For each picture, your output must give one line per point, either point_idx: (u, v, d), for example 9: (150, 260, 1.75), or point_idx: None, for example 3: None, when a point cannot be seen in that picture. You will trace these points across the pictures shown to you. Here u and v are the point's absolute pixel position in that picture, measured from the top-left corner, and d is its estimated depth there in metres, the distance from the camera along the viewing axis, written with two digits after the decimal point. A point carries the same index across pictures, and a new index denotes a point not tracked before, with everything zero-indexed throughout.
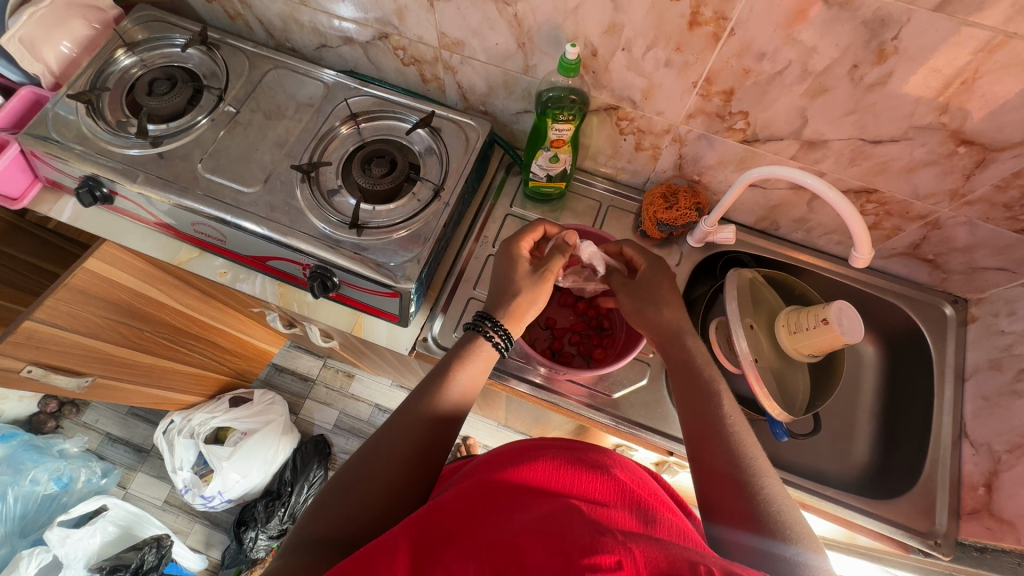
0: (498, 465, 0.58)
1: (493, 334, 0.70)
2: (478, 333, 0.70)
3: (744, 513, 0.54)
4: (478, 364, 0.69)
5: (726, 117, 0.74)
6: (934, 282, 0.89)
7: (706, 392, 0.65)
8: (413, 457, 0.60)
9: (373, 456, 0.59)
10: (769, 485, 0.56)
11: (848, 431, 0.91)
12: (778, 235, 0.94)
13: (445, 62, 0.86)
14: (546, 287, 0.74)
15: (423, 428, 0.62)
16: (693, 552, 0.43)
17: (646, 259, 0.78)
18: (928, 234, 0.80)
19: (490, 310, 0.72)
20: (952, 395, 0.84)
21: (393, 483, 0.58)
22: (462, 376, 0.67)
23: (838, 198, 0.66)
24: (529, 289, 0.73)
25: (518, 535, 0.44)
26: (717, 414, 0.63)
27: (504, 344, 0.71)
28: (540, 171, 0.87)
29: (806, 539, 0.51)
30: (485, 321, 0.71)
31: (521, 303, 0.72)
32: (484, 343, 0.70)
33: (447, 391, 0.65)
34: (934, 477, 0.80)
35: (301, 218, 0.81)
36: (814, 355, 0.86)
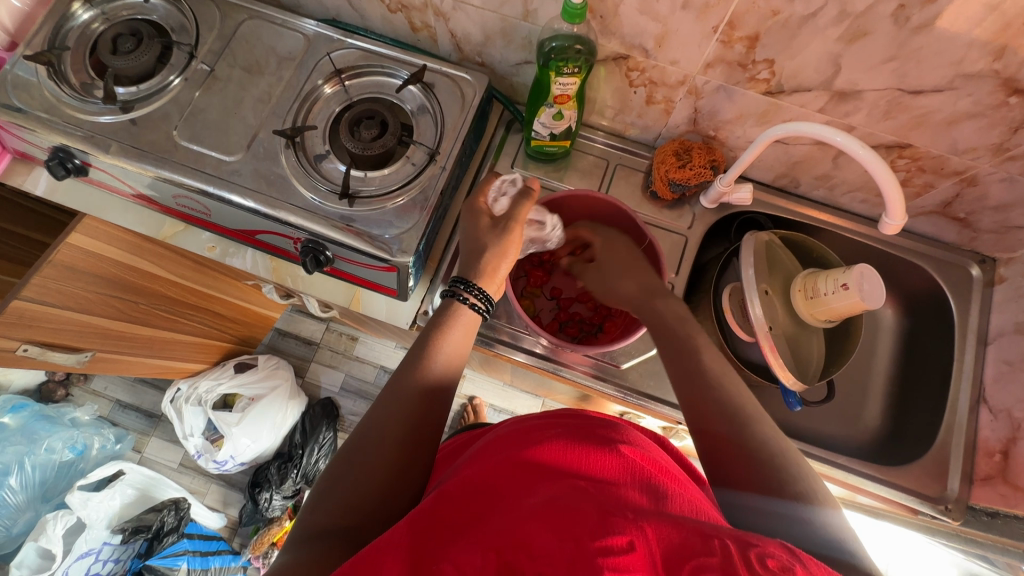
0: (506, 446, 0.56)
1: (468, 297, 0.66)
2: (454, 299, 0.66)
3: (759, 480, 0.51)
4: (460, 333, 0.64)
5: (749, 66, 0.67)
6: (962, 241, 0.84)
7: (706, 361, 0.61)
8: (413, 435, 0.57)
9: (362, 446, 0.55)
10: (784, 452, 0.53)
11: (861, 396, 0.88)
12: (797, 194, 0.88)
13: (435, 8, 0.77)
14: (513, 238, 0.69)
15: (415, 411, 0.58)
16: (706, 524, 0.42)
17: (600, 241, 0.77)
18: (962, 191, 0.74)
19: (467, 272, 0.67)
20: (973, 359, 0.81)
21: (381, 471, 0.54)
22: (448, 347, 0.63)
23: (869, 156, 0.60)
24: (494, 244, 0.68)
25: (527, 521, 0.42)
26: (723, 385, 0.58)
27: (484, 307, 0.67)
28: (542, 129, 0.81)
29: (830, 506, 0.49)
30: (458, 286, 0.66)
31: (491, 260, 0.68)
32: (463, 309, 0.65)
33: (433, 361, 0.61)
34: (949, 442, 0.78)
35: (288, 189, 0.75)
36: (830, 321, 0.83)
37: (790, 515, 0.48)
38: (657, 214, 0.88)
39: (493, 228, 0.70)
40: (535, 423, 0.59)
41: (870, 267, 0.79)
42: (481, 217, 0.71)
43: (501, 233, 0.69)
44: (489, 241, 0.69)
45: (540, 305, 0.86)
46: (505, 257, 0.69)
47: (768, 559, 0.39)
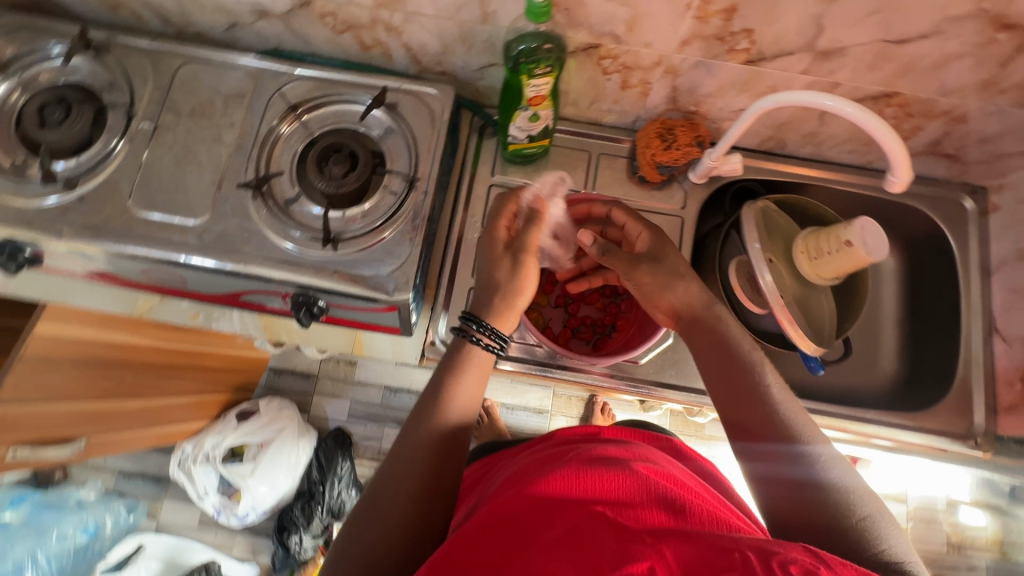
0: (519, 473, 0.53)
1: (480, 337, 0.60)
2: (465, 339, 0.61)
3: (805, 486, 0.49)
4: (477, 375, 0.60)
5: (727, 38, 0.64)
6: (951, 176, 0.84)
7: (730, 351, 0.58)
8: (433, 484, 0.54)
9: (379, 495, 0.53)
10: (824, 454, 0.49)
11: (874, 344, 0.89)
12: (785, 153, 0.86)
13: (385, 23, 0.72)
14: (530, 276, 0.63)
15: (434, 454, 0.55)
16: (723, 537, 0.40)
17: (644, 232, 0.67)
18: (951, 129, 0.73)
19: (476, 307, 0.62)
20: (979, 291, 0.82)
21: (399, 520, 0.51)
22: (462, 391, 0.59)
23: (864, 117, 0.59)
24: (510, 279, 0.63)
25: (549, 559, 0.40)
26: (752, 379, 0.54)
27: (498, 345, 0.61)
28: (518, 132, 0.77)
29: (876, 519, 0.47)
30: (469, 325, 0.61)
31: (507, 298, 0.62)
32: (476, 349, 0.60)
33: (450, 403, 0.58)
34: (969, 377, 0.79)
35: (266, 244, 0.71)
36: (835, 278, 0.82)
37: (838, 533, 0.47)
38: (648, 198, 0.86)
39: (492, 257, 0.64)
40: (559, 453, 0.57)
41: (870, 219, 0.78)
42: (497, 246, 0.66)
43: (521, 268, 0.63)
44: (511, 276, 0.63)
45: (550, 314, 0.84)
46: (525, 294, 0.63)
47: (788, 564, 0.37)
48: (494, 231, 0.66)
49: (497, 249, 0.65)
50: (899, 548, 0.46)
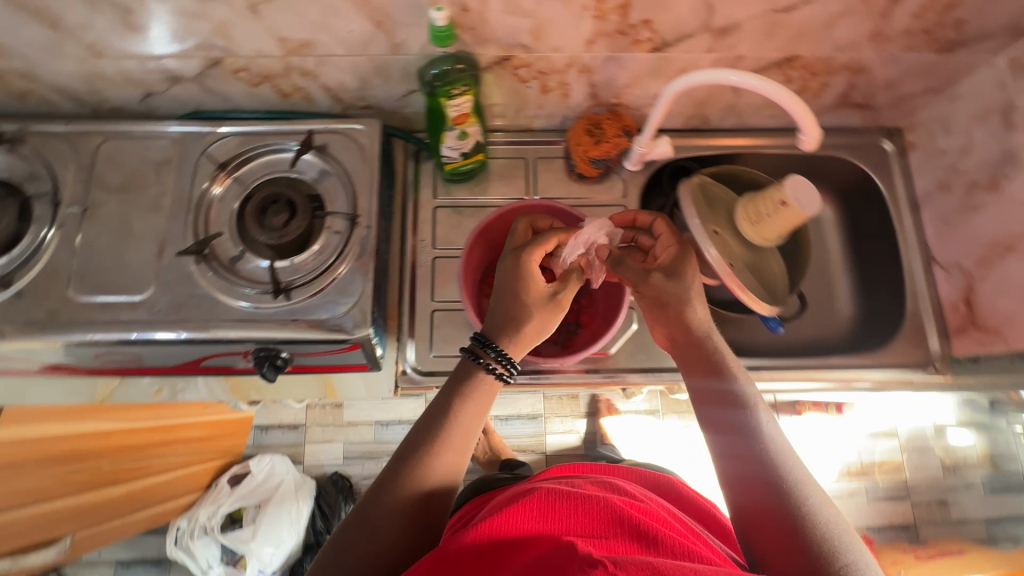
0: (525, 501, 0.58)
1: (493, 363, 0.60)
2: (476, 362, 0.60)
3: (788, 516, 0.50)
4: (482, 405, 0.60)
5: (628, 32, 0.66)
6: (868, 122, 0.88)
7: (718, 359, 0.63)
8: (424, 506, 0.54)
9: (369, 507, 0.54)
10: (811, 496, 0.51)
11: (828, 292, 0.92)
12: (711, 128, 0.89)
13: (299, 69, 0.72)
14: (557, 314, 0.63)
15: (431, 480, 0.55)
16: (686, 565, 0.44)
17: (670, 253, 0.68)
18: (855, 80, 0.77)
19: (492, 331, 0.62)
20: (913, 225, 0.86)
21: (388, 533, 0.52)
22: (463, 416, 0.58)
23: (763, 84, 0.63)
24: (537, 313, 0.62)
25: None
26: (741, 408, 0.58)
27: (508, 371, 0.61)
28: (450, 152, 0.78)
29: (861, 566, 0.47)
30: (485, 348, 0.60)
31: (528, 330, 0.62)
32: (485, 375, 0.60)
33: (449, 430, 0.57)
34: (919, 307, 0.83)
35: (216, 306, 0.70)
36: (779, 237, 0.85)
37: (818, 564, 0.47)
38: (590, 194, 0.88)
39: (510, 272, 0.63)
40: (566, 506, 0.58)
41: (800, 177, 0.81)
42: (534, 278, 0.63)
43: (552, 312, 0.62)
44: (539, 308, 0.62)
45: None
46: (544, 333, 0.64)
47: None
48: (528, 258, 0.63)
49: (524, 270, 0.62)
50: None
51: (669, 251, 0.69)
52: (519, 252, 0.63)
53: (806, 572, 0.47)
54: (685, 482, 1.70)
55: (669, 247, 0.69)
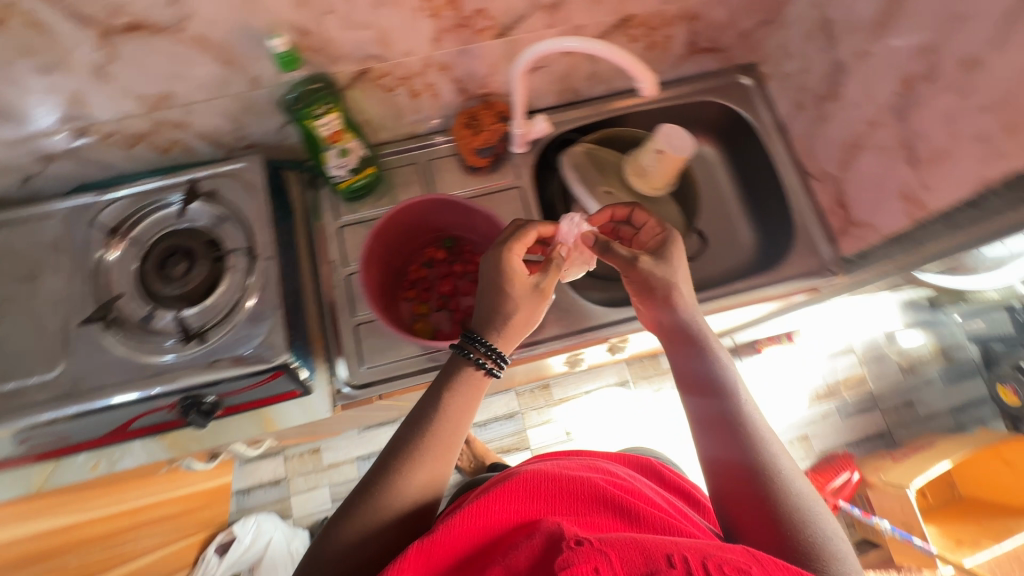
0: (523, 479, 0.58)
1: (484, 359, 0.61)
2: (465, 356, 0.61)
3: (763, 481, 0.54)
4: (470, 393, 0.61)
5: (467, 23, 0.70)
6: (723, 63, 0.94)
7: (697, 335, 0.65)
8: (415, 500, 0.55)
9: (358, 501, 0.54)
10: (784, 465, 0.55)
11: (727, 224, 0.98)
12: (584, 99, 0.94)
13: (169, 122, 0.74)
14: (540, 303, 0.64)
15: (424, 471, 0.56)
16: (666, 542, 0.46)
17: (655, 237, 0.73)
18: (693, 27, 0.83)
19: (482, 325, 0.62)
20: (784, 147, 0.92)
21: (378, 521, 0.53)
22: (452, 406, 0.59)
23: (587, 44, 0.68)
24: (523, 301, 0.63)
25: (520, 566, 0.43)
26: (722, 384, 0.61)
27: (498, 367, 0.61)
28: (337, 172, 0.81)
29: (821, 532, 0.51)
30: (474, 343, 0.61)
31: (517, 320, 0.63)
32: (473, 370, 0.61)
33: (436, 428, 0.58)
34: (804, 219, 0.88)
35: (134, 366, 0.70)
36: (669, 183, 0.91)
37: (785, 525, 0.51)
38: (485, 183, 0.92)
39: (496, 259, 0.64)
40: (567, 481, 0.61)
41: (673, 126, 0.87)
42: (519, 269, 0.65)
43: (538, 301, 0.63)
44: (525, 294, 0.63)
45: (436, 318, 0.82)
46: (531, 325, 0.64)
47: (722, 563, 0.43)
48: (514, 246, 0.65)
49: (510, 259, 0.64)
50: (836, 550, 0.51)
51: (653, 236, 0.73)
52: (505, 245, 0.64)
53: (772, 530, 0.52)
54: (668, 444, 1.74)
55: (654, 233, 0.73)
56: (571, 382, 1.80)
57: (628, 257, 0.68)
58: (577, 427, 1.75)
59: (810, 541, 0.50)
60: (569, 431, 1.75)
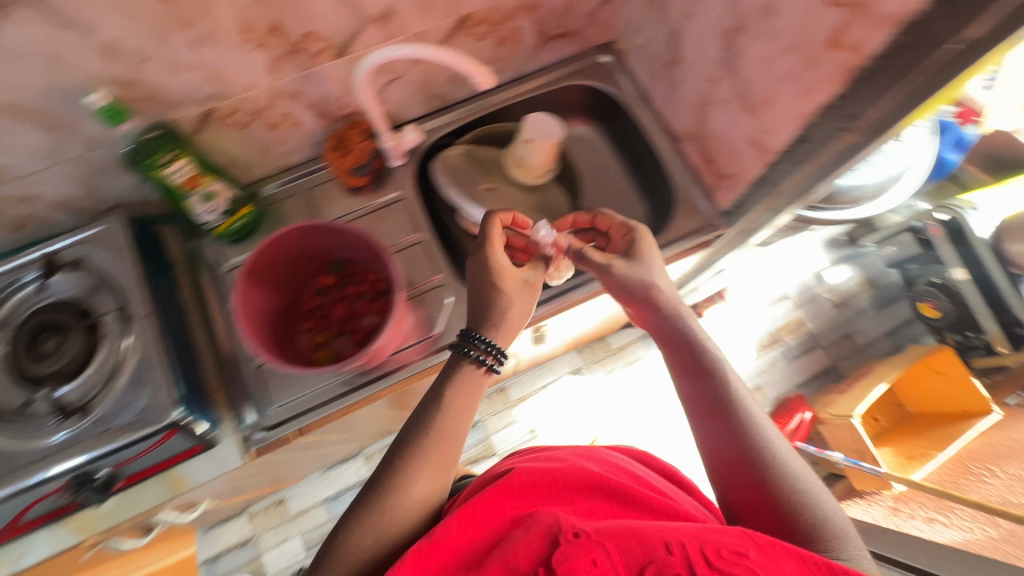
0: (520, 473, 0.65)
1: (484, 354, 0.67)
2: (464, 354, 0.67)
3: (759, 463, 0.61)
4: (474, 390, 0.67)
5: (300, 48, 0.70)
6: (581, 46, 0.97)
7: (685, 332, 0.70)
8: (423, 501, 0.62)
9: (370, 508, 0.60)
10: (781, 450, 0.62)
11: (617, 199, 1.01)
12: (453, 102, 0.95)
13: (13, 197, 0.71)
14: (529, 296, 0.70)
15: (430, 474, 0.63)
16: (664, 529, 0.53)
17: (622, 235, 0.76)
18: (536, 17, 0.85)
19: (474, 325, 0.69)
20: (651, 116, 0.95)
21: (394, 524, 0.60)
22: (448, 411, 0.65)
23: (414, 51, 0.69)
24: (512, 295, 0.69)
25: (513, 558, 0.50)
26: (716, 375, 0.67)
27: (498, 361, 0.68)
28: (207, 218, 0.80)
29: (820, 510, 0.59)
30: (471, 341, 0.67)
31: (510, 315, 0.69)
32: (473, 366, 0.67)
33: (436, 429, 0.64)
34: (681, 180, 0.92)
35: (12, 455, 0.67)
36: (549, 170, 0.92)
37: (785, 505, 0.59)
38: (370, 201, 0.92)
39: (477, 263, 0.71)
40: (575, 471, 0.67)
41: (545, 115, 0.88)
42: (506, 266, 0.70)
43: (529, 295, 0.70)
44: (513, 289, 0.69)
45: (337, 343, 0.81)
46: (526, 317, 0.71)
47: (719, 547, 0.50)
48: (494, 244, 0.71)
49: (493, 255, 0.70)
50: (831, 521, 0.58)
51: (620, 236, 0.76)
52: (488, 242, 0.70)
53: (771, 508, 0.59)
54: (632, 420, 1.76)
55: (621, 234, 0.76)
56: (527, 381, 1.80)
57: (603, 265, 0.72)
58: (539, 423, 1.76)
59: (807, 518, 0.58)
60: (533, 428, 1.75)
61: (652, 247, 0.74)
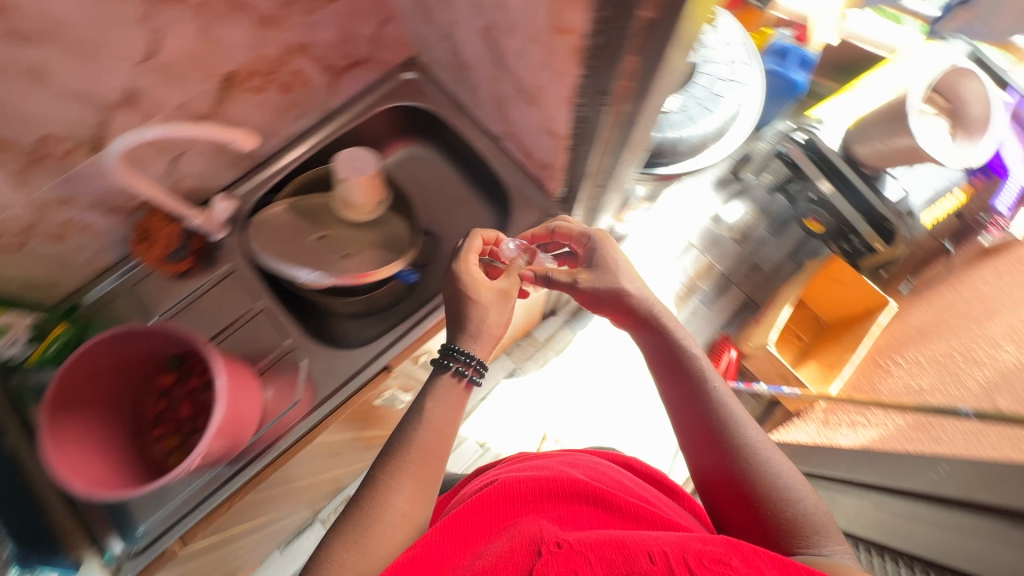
0: (518, 485, 0.71)
1: (466, 366, 0.72)
2: (447, 367, 0.72)
3: (737, 466, 0.65)
4: (457, 403, 0.71)
5: (43, 154, 0.65)
6: (381, 68, 0.95)
7: (667, 340, 0.74)
8: (406, 514, 0.63)
9: (358, 527, 0.62)
10: (765, 452, 0.66)
11: (465, 210, 1.00)
12: (263, 158, 0.92)
13: None
14: (507, 304, 0.76)
15: (417, 483, 0.65)
16: (646, 541, 0.54)
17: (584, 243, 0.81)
18: (314, 54, 0.82)
19: (456, 339, 0.73)
20: (468, 121, 0.95)
21: (386, 544, 0.61)
22: (428, 433, 0.68)
23: (151, 134, 0.66)
24: (491, 305, 0.75)
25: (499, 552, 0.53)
26: (698, 379, 0.71)
27: (480, 374, 0.73)
28: (9, 351, 0.75)
29: (801, 512, 0.62)
30: (453, 354, 0.72)
31: (488, 323, 0.74)
32: (456, 379, 0.72)
33: (416, 438, 0.67)
34: (512, 178, 0.92)
35: None
36: (381, 203, 0.89)
37: (768, 507, 0.63)
38: (201, 282, 0.87)
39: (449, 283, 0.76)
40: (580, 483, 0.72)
41: (362, 149, 0.86)
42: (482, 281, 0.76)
43: (503, 303, 0.76)
44: (490, 299, 0.75)
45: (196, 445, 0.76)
46: (502, 324, 0.76)
47: (699, 554, 0.51)
48: (468, 260, 0.76)
49: (469, 273, 0.75)
50: (816, 521, 0.61)
51: (581, 242, 0.81)
52: (462, 257, 0.76)
53: (753, 510, 0.64)
54: (577, 406, 1.78)
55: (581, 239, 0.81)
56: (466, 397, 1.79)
57: (570, 281, 0.77)
58: (489, 435, 1.76)
59: (789, 520, 0.61)
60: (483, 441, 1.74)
61: (613, 251, 0.79)
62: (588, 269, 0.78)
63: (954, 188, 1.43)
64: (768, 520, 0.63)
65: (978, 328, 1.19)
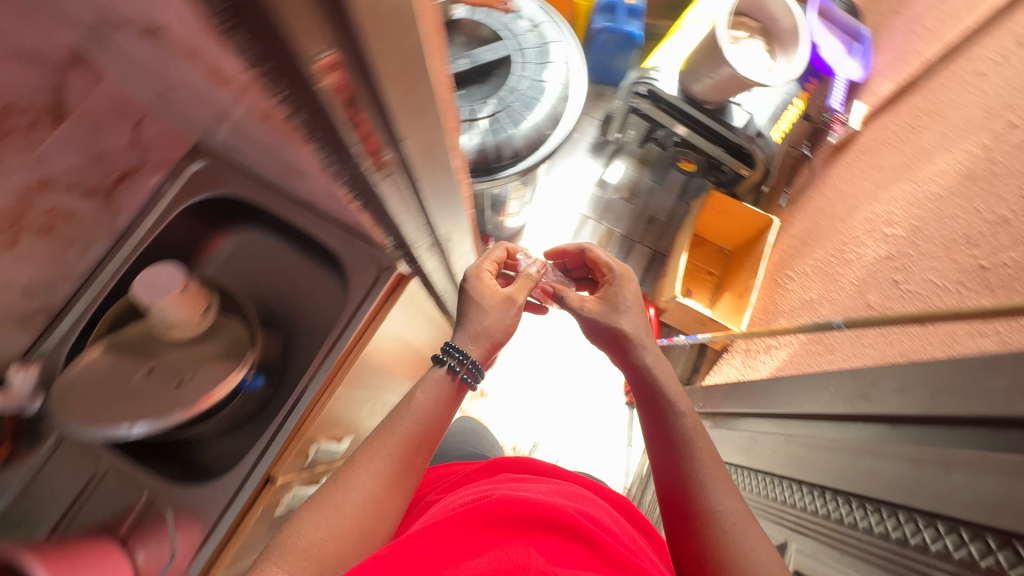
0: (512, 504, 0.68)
1: (458, 364, 0.85)
2: (442, 363, 0.85)
3: (694, 496, 0.72)
4: (439, 392, 0.83)
5: None
6: (162, 168, 0.87)
7: (651, 376, 0.87)
8: (381, 495, 0.72)
9: (334, 499, 0.70)
10: (717, 485, 0.73)
11: (308, 283, 0.96)
12: (64, 304, 0.83)
13: None
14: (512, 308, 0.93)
15: (395, 465, 0.74)
16: None
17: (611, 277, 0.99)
18: (67, 184, 0.73)
19: (456, 342, 0.87)
20: (278, 197, 0.90)
21: (360, 505, 0.70)
22: (409, 422, 0.78)
23: None
24: (496, 308, 0.92)
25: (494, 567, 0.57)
26: (672, 414, 0.82)
27: (473, 378, 0.87)
28: None
29: (746, 545, 0.66)
30: (449, 351, 0.86)
31: (482, 320, 0.90)
32: (448, 376, 0.85)
33: (401, 420, 0.78)
34: (340, 243, 0.89)
35: None
36: (205, 312, 0.80)
37: (717, 534, 0.68)
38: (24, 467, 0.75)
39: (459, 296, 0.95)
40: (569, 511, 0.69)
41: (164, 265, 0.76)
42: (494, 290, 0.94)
43: (505, 308, 0.92)
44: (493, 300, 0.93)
45: None
46: (501, 326, 0.91)
47: None
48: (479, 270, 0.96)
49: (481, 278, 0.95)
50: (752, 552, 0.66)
51: (607, 277, 0.99)
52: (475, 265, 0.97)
53: (697, 538, 0.69)
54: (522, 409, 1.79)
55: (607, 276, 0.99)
56: None
57: (577, 307, 0.95)
58: None
59: (724, 549, 0.67)
60: None
61: (626, 292, 0.96)
62: (604, 295, 0.96)
63: (792, 100, 1.48)
64: (709, 550, 0.68)
65: (840, 230, 1.25)
